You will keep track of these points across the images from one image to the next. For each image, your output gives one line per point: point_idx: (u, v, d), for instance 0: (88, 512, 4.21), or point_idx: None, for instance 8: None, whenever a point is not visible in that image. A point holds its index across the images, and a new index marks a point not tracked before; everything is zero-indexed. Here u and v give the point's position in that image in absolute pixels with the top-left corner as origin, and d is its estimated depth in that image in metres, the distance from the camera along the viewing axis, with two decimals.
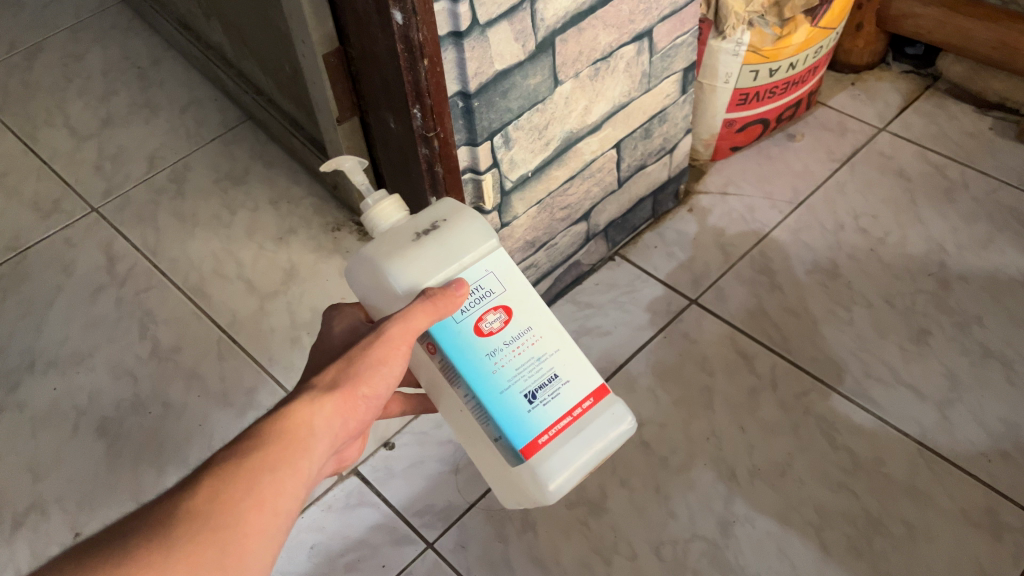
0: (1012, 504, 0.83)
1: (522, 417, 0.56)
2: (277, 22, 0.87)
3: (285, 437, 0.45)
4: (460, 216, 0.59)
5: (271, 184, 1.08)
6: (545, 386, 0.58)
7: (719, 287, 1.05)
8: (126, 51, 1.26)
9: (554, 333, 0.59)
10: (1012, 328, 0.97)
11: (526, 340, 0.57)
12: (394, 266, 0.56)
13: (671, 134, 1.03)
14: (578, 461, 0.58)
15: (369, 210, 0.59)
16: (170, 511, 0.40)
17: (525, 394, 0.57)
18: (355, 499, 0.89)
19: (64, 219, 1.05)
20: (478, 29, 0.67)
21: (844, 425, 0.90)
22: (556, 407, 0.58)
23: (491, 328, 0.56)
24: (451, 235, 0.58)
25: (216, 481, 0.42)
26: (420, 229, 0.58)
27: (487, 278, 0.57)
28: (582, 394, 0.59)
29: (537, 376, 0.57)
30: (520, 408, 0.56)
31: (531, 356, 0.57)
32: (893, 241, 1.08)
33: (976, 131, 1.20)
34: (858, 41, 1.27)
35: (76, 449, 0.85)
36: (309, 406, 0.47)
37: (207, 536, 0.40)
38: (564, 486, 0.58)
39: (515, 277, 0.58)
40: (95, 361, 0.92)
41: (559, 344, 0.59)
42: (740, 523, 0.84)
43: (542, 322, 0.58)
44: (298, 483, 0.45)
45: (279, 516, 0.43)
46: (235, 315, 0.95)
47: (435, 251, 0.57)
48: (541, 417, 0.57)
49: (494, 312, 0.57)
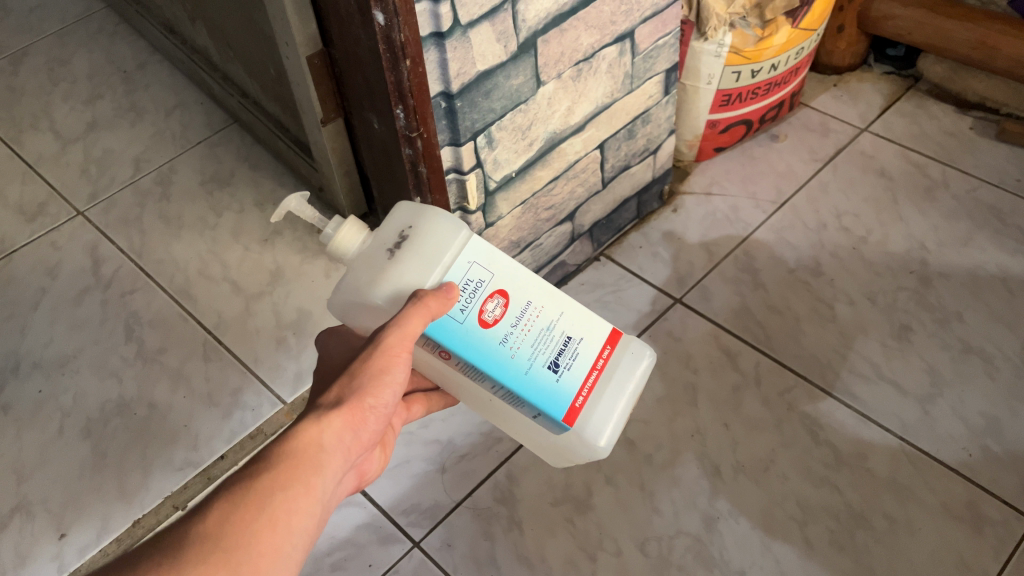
0: (992, 497, 0.84)
1: (554, 389, 0.59)
2: (261, 25, 0.88)
3: (294, 456, 0.46)
4: (421, 216, 0.57)
5: (256, 187, 1.08)
6: (563, 351, 0.60)
7: (704, 286, 1.05)
8: (112, 55, 1.26)
9: (553, 299, 0.60)
10: (992, 324, 0.98)
11: (531, 314, 0.58)
12: (381, 294, 0.55)
13: (655, 135, 1.03)
14: (616, 410, 0.65)
15: (331, 247, 0.58)
16: (181, 535, 0.40)
17: (548, 365, 0.59)
18: (341, 499, 0.89)
19: (49, 222, 1.06)
20: (459, 30, 0.68)
21: (827, 421, 0.91)
22: (580, 365, 0.61)
23: (494, 316, 0.57)
24: (419, 240, 0.56)
25: (226, 504, 0.42)
26: (387, 249, 0.57)
27: (473, 270, 0.56)
28: (599, 345, 0.62)
29: (553, 345, 0.59)
30: (549, 380, 0.59)
31: (542, 328, 0.59)
32: (875, 239, 1.09)
33: (956, 131, 1.21)
34: (839, 42, 1.28)
35: (61, 450, 0.85)
36: (316, 424, 0.48)
37: (222, 558, 0.40)
38: (612, 438, 0.65)
39: (496, 258, 0.57)
40: (80, 363, 0.92)
41: (561, 306, 0.60)
42: (724, 518, 0.85)
43: (538, 291, 0.59)
44: (310, 500, 0.45)
45: (293, 533, 0.44)
46: (220, 316, 0.95)
47: (410, 264, 0.55)
48: (571, 382, 0.60)
49: (492, 300, 0.57)
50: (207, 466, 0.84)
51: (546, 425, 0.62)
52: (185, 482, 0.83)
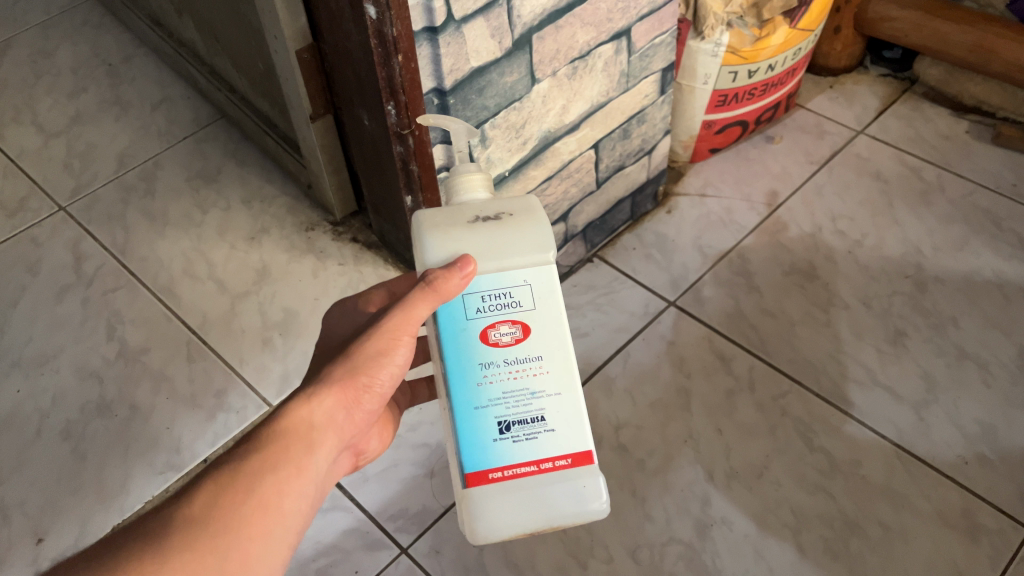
0: (988, 506, 0.83)
1: (485, 444, 0.52)
2: (249, 18, 0.86)
3: (285, 437, 0.45)
4: (528, 215, 0.54)
5: (244, 183, 1.06)
6: (524, 423, 0.53)
7: (697, 289, 1.04)
8: (97, 47, 1.24)
9: (564, 376, 0.54)
10: (987, 329, 0.97)
11: (530, 367, 0.53)
12: (431, 235, 0.53)
13: (649, 135, 1.02)
14: (518, 519, 0.52)
15: (456, 177, 0.58)
16: (168, 519, 0.40)
17: (500, 421, 0.52)
18: (327, 503, 0.87)
19: (30, 217, 1.03)
20: (453, 25, 0.66)
21: (822, 427, 0.90)
22: (527, 448, 0.53)
23: (500, 339, 0.52)
24: (509, 230, 0.54)
25: (214, 488, 0.42)
26: (482, 215, 0.55)
27: (521, 289, 0.53)
28: (560, 452, 0.53)
29: (522, 409, 0.53)
30: (488, 433, 0.52)
31: (525, 385, 0.53)
32: (870, 243, 1.08)
33: (951, 134, 1.21)
34: (835, 44, 1.27)
35: (38, 452, 0.83)
36: (311, 401, 0.46)
37: (208, 544, 0.40)
38: (493, 535, 0.52)
39: (551, 299, 0.53)
40: (60, 363, 0.90)
41: (561, 389, 0.54)
42: (717, 526, 0.84)
43: (558, 357, 0.54)
44: (303, 481, 0.45)
45: (282, 516, 0.44)
46: (205, 315, 0.93)
47: (483, 240, 0.53)
48: (502, 451, 0.52)
49: (511, 326, 0.53)
50: (190, 470, 0.81)
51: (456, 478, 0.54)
52: (167, 486, 0.81)
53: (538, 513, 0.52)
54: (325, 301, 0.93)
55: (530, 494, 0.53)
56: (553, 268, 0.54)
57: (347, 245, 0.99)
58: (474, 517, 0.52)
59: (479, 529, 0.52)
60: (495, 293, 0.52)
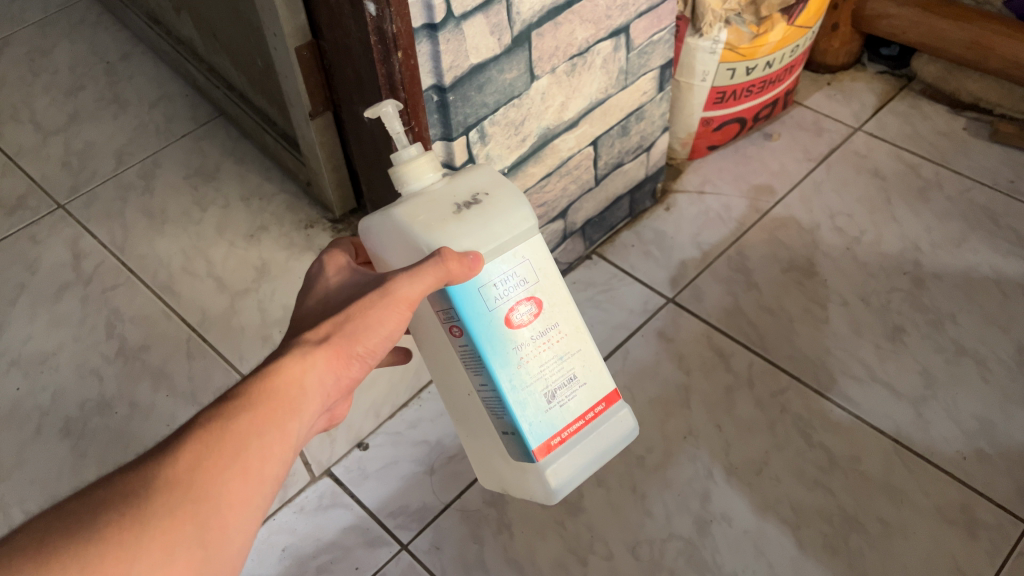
0: (987, 501, 0.83)
1: (540, 417, 0.57)
2: (247, 15, 0.85)
3: (274, 398, 0.46)
4: (503, 189, 0.56)
5: (242, 181, 1.06)
6: (563, 387, 0.58)
7: (696, 285, 1.04)
8: (95, 45, 1.24)
9: (578, 333, 0.59)
10: (986, 326, 0.98)
11: (552, 336, 0.57)
12: (431, 237, 0.54)
13: (648, 132, 1.02)
14: (581, 465, 0.61)
15: (402, 168, 0.57)
16: (149, 477, 0.40)
17: (544, 393, 0.57)
18: (328, 500, 0.87)
19: (29, 215, 1.03)
20: (453, 21, 0.66)
21: (821, 423, 0.90)
22: (572, 407, 0.59)
23: (522, 320, 0.56)
24: (494, 209, 0.55)
25: (199, 448, 0.42)
26: (459, 200, 0.56)
27: (524, 266, 0.55)
28: (596, 399, 0.61)
29: (557, 376, 0.58)
30: (539, 408, 0.57)
31: (555, 355, 0.58)
32: (869, 239, 1.08)
33: (949, 131, 1.21)
34: (833, 41, 1.27)
35: (38, 450, 0.83)
36: (302, 363, 0.47)
37: (190, 508, 0.40)
38: (565, 487, 0.60)
39: (549, 267, 0.57)
40: (59, 361, 0.89)
41: (578, 346, 0.59)
42: (717, 521, 0.84)
43: (568, 319, 0.58)
44: (285, 445, 0.46)
45: (262, 482, 0.44)
46: (205, 313, 0.93)
47: (476, 226, 0.54)
48: (556, 419, 0.58)
49: (526, 304, 0.56)
50: None
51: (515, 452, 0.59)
52: None
53: (595, 454, 0.61)
54: None
55: (585, 443, 0.61)
56: (542, 237, 0.57)
57: None
58: (549, 478, 0.59)
59: (555, 486, 0.60)
60: (505, 276, 0.55)
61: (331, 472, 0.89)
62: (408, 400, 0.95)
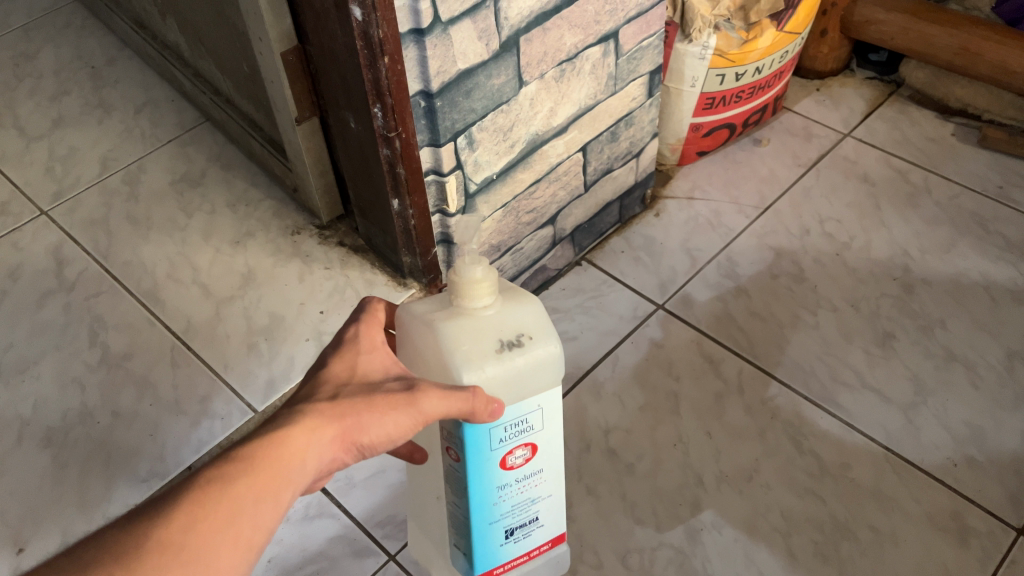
0: (977, 508, 0.83)
1: (494, 548, 0.63)
2: (233, 20, 0.85)
3: (278, 472, 0.45)
4: (546, 339, 0.56)
5: (228, 187, 1.05)
6: (523, 526, 0.63)
7: (686, 292, 1.04)
8: (80, 49, 1.23)
9: (555, 483, 0.63)
10: (975, 331, 0.98)
11: (533, 480, 0.61)
12: (465, 370, 0.54)
13: (637, 138, 1.02)
14: None
15: (463, 278, 0.55)
16: (142, 532, 0.40)
17: (506, 529, 0.62)
18: (314, 510, 0.86)
19: (12, 222, 1.02)
20: (440, 26, 0.66)
21: (811, 430, 0.90)
22: (523, 543, 0.64)
23: (515, 462, 0.59)
24: (531, 360, 0.56)
25: (195, 507, 0.42)
26: (503, 338, 0.56)
27: (533, 415, 0.57)
28: (545, 539, 0.66)
29: (523, 515, 0.62)
30: (497, 540, 0.62)
31: (528, 497, 0.62)
32: (858, 245, 1.08)
33: (938, 137, 1.21)
34: (822, 47, 1.27)
35: (19, 460, 0.81)
36: (312, 439, 0.47)
37: (174, 570, 0.40)
38: None
39: (553, 421, 0.59)
40: (41, 369, 0.88)
41: (552, 492, 0.63)
42: (707, 530, 0.83)
43: (553, 467, 0.62)
44: (279, 515, 0.45)
45: (249, 550, 0.43)
46: (189, 320, 0.92)
47: (510, 373, 0.55)
48: (505, 552, 0.64)
49: (522, 449, 0.59)
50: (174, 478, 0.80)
51: (459, 560, 0.65)
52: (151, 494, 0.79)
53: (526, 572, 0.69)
54: (311, 306, 0.92)
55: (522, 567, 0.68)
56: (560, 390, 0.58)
57: (333, 249, 0.97)
58: None
59: None
60: (515, 421, 0.57)
61: None
62: None
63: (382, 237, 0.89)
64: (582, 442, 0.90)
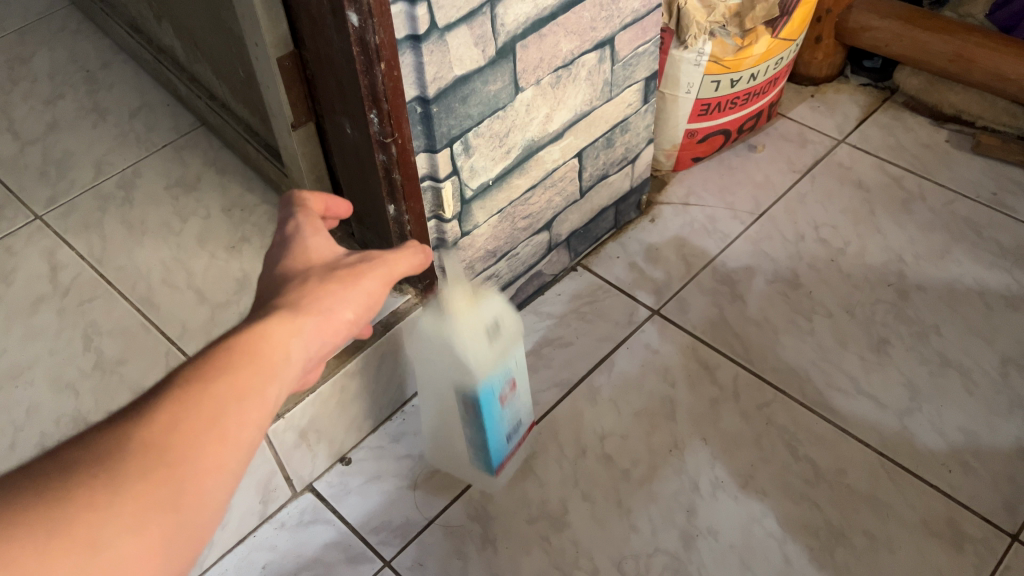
0: (972, 514, 0.83)
1: (503, 451, 0.83)
2: (229, 24, 0.84)
3: (258, 363, 0.42)
4: (511, 316, 0.73)
5: (223, 191, 1.03)
6: (515, 430, 0.84)
7: (682, 297, 1.04)
8: (74, 54, 1.22)
9: (524, 380, 0.81)
10: (969, 337, 0.98)
11: (512, 395, 0.80)
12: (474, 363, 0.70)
13: (633, 144, 1.02)
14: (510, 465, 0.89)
15: None
16: (121, 434, 0.36)
17: (508, 437, 0.83)
18: (310, 516, 0.87)
19: (4, 227, 0.99)
20: (436, 33, 0.66)
21: (806, 436, 0.90)
22: (513, 441, 0.85)
23: (507, 396, 0.78)
24: (507, 333, 0.73)
25: (176, 405, 0.38)
26: (490, 327, 0.71)
27: (515, 361, 0.77)
28: (524, 423, 0.87)
29: (513, 426, 0.83)
30: (504, 448, 0.83)
31: (513, 408, 0.81)
32: (853, 251, 1.08)
33: (932, 143, 1.21)
34: (816, 53, 1.27)
35: (8, 469, 0.77)
36: (290, 328, 0.44)
37: (165, 470, 0.36)
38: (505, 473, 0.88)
39: (520, 353, 0.78)
40: (34, 375, 0.84)
41: (523, 393, 0.83)
42: (703, 536, 0.83)
43: (522, 379, 0.81)
44: (267, 411, 0.42)
45: (242, 447, 0.40)
46: (185, 326, 0.88)
47: (498, 351, 0.72)
48: (507, 450, 0.85)
49: (509, 385, 0.77)
50: None
51: (480, 463, 0.84)
52: None
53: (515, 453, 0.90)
54: None
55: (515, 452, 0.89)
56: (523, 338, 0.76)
57: None
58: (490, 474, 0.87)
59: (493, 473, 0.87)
60: (509, 375, 0.77)
61: (312, 487, 0.89)
62: (391, 414, 0.95)
63: (377, 242, 0.88)
64: (578, 448, 0.90)
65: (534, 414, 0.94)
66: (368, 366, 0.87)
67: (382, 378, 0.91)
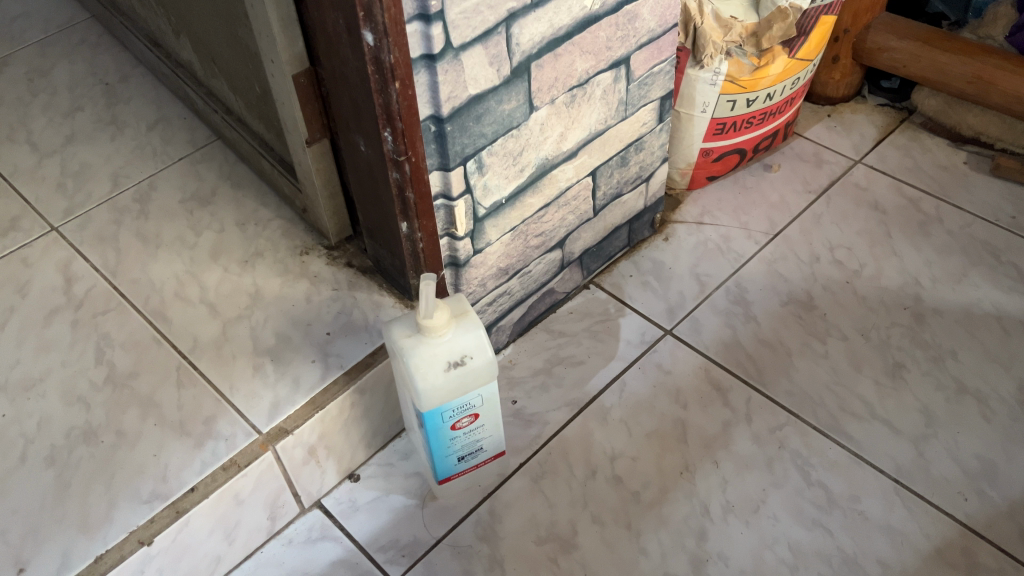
0: (989, 544, 0.82)
1: (450, 468, 0.84)
2: (247, 40, 0.85)
3: None
4: (484, 357, 0.73)
5: (238, 206, 1.03)
6: (472, 454, 0.84)
7: (695, 317, 1.03)
8: (94, 67, 1.23)
9: (494, 420, 0.81)
10: (987, 363, 0.97)
11: (477, 428, 0.81)
12: (419, 381, 0.72)
13: (647, 162, 1.02)
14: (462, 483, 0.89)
15: (422, 295, 0.68)
16: None
17: (458, 458, 0.83)
18: (318, 533, 0.87)
19: (22, 237, 1.00)
20: (451, 52, 0.66)
21: (820, 460, 0.89)
22: (469, 462, 0.85)
23: (462, 424, 0.79)
24: (472, 373, 0.74)
25: None
26: (451, 360, 0.72)
27: (476, 399, 0.77)
28: (489, 455, 0.86)
29: (471, 449, 0.83)
30: (452, 464, 0.83)
31: (472, 437, 0.82)
32: (868, 273, 1.07)
33: (950, 165, 1.20)
34: (833, 73, 1.27)
35: (18, 481, 0.77)
36: None
37: None
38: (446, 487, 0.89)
39: (489, 398, 0.78)
40: (47, 387, 0.84)
41: (494, 434, 0.83)
42: (713, 561, 0.82)
43: (492, 421, 0.81)
44: None
45: None
46: (196, 340, 0.88)
47: (454, 383, 0.73)
48: (457, 468, 0.85)
49: (467, 417, 0.78)
50: (176, 499, 0.76)
51: (429, 468, 0.85)
52: (153, 515, 0.75)
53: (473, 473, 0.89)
54: (319, 325, 0.89)
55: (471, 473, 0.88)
56: (495, 384, 0.77)
57: (342, 269, 0.94)
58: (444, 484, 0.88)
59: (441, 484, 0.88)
60: (462, 408, 0.77)
61: (321, 504, 0.89)
62: (400, 431, 0.94)
63: (389, 259, 0.88)
64: (588, 468, 0.90)
65: (544, 433, 0.93)
66: (378, 384, 0.87)
67: (391, 398, 0.90)
